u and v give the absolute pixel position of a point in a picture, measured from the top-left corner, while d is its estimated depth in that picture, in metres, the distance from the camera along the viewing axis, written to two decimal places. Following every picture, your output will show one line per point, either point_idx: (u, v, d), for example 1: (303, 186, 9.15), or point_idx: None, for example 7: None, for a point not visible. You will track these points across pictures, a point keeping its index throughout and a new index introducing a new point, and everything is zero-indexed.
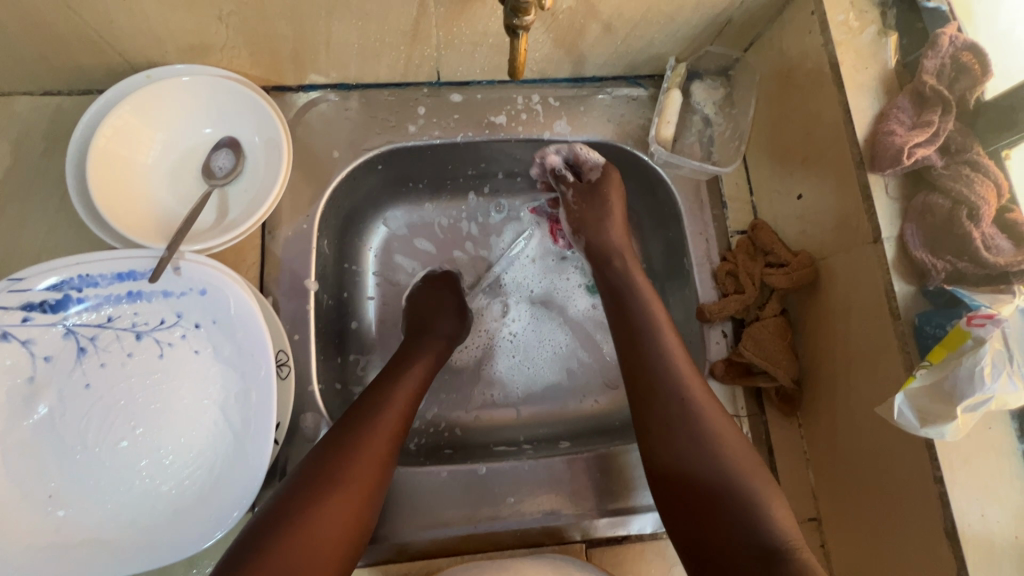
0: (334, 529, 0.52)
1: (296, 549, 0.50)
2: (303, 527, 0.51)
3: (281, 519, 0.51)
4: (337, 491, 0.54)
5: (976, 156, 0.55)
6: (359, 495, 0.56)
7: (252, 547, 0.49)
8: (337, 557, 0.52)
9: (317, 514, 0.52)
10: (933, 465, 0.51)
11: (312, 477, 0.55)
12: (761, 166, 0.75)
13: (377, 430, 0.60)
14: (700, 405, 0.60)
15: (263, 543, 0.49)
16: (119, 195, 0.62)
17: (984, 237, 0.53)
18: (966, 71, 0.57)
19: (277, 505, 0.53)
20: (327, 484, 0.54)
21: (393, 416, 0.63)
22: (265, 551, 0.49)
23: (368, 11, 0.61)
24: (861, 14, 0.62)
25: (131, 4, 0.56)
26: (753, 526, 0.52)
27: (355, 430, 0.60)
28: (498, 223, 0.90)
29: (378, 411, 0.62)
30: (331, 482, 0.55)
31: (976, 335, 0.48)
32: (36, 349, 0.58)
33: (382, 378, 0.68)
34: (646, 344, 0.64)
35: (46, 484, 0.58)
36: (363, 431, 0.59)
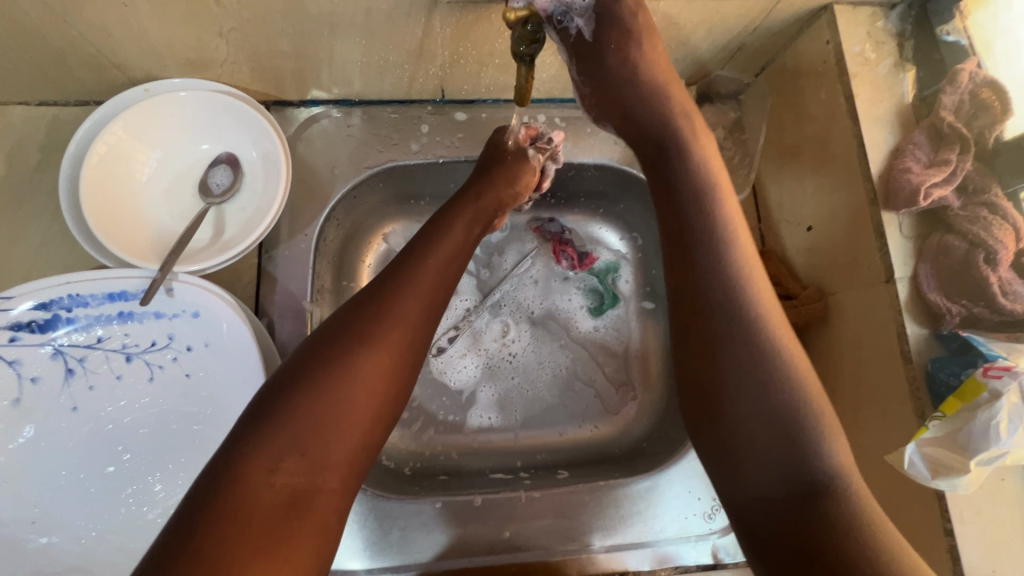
0: (360, 406, 0.45)
1: (316, 424, 0.43)
2: (320, 402, 0.44)
3: (295, 390, 0.44)
4: (363, 364, 0.46)
5: (995, 198, 0.53)
6: (388, 371, 0.47)
7: (264, 418, 0.43)
8: (366, 435, 0.45)
9: (337, 388, 0.44)
10: (943, 519, 0.49)
11: (330, 348, 0.46)
12: (770, 194, 0.73)
13: (414, 285, 0.52)
14: (759, 328, 0.45)
15: (277, 416, 0.42)
16: (114, 212, 0.61)
17: (1001, 283, 0.51)
18: (985, 108, 0.55)
19: (292, 373, 0.45)
20: (348, 357, 0.46)
21: (427, 281, 0.54)
22: (281, 424, 0.42)
23: (373, 29, 0.60)
24: (876, 46, 0.61)
25: (129, 19, 0.54)
26: (800, 464, 0.41)
27: (385, 297, 0.50)
28: (500, 242, 0.87)
29: (411, 278, 0.53)
30: (354, 354, 0.46)
31: (992, 388, 0.47)
32: (23, 370, 0.57)
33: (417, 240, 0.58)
34: (703, 240, 0.49)
35: (31, 509, 0.56)
36: (392, 302, 0.50)
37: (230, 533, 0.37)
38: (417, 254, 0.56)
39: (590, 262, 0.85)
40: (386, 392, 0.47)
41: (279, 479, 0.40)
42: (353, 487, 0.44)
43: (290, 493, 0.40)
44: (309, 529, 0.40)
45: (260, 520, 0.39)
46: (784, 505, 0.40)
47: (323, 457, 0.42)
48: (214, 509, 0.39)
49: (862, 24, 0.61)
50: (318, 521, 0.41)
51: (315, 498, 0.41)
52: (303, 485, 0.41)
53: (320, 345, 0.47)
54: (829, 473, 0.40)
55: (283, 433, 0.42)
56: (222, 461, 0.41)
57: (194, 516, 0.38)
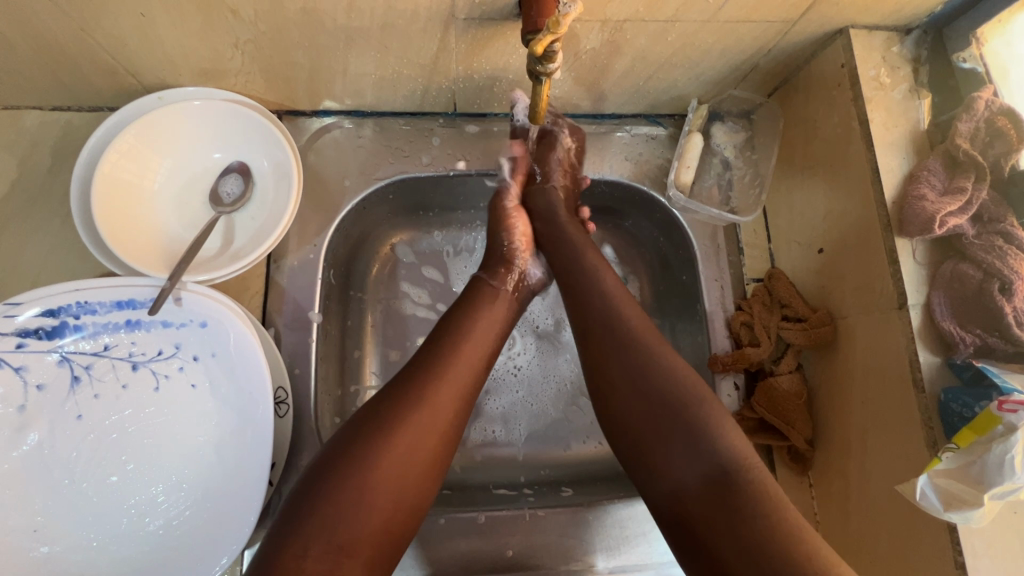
0: (387, 493, 0.47)
1: (346, 513, 0.45)
2: (352, 491, 0.46)
3: (329, 476, 0.47)
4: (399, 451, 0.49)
5: (1010, 227, 0.53)
6: (420, 459, 0.49)
7: (303, 502, 0.46)
8: (393, 522, 0.47)
9: (370, 478, 0.47)
10: (955, 551, 0.49)
11: (364, 435, 0.49)
12: (781, 216, 0.73)
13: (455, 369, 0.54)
14: (650, 378, 0.55)
15: (312, 501, 0.46)
16: (124, 220, 0.61)
17: (1016, 313, 0.51)
18: (1000, 136, 0.55)
19: (334, 458, 0.48)
20: (383, 446, 0.48)
21: (463, 370, 0.55)
22: (314, 508, 0.45)
23: (388, 43, 0.60)
24: (892, 70, 0.61)
25: (146, 28, 0.55)
26: (707, 455, 0.50)
27: (425, 380, 0.53)
28: None
29: (447, 364, 0.55)
30: (386, 442, 0.48)
31: (1007, 421, 0.46)
32: (29, 376, 0.57)
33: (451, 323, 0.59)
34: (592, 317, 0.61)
35: (33, 518, 0.56)
36: (425, 388, 0.52)
37: None
38: (457, 334, 0.58)
39: None
40: (421, 479, 0.49)
41: (308, 564, 0.43)
42: (380, 571, 0.46)
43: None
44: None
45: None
46: (700, 496, 0.48)
47: (349, 543, 0.45)
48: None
49: (877, 49, 0.61)
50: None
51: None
52: (329, 570, 0.43)
53: (357, 430, 0.50)
54: (730, 458, 0.49)
55: (316, 517, 0.45)
56: (266, 542, 0.45)
57: None
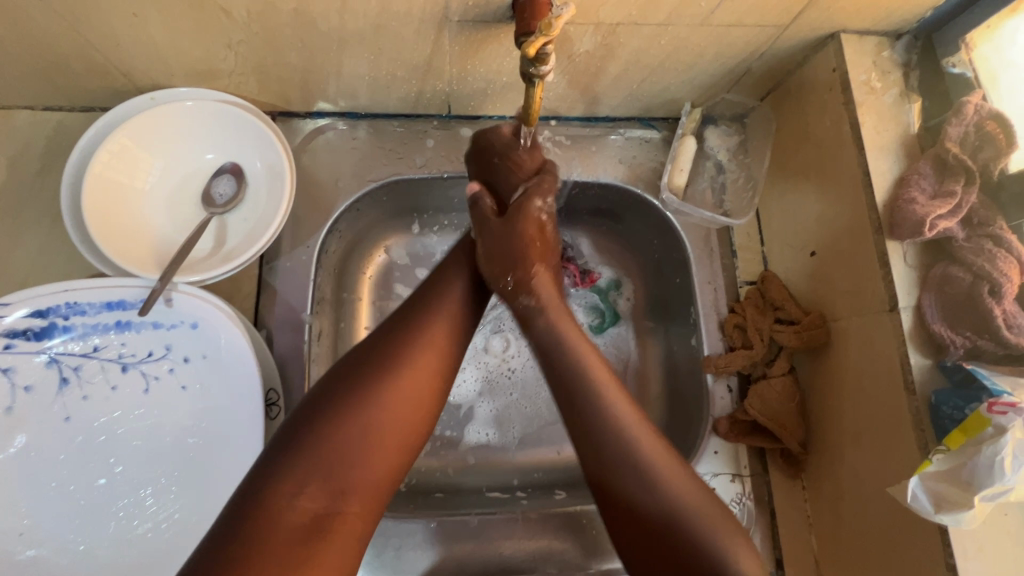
0: (378, 438, 0.48)
1: (337, 455, 0.46)
2: (342, 435, 0.47)
3: (319, 422, 0.47)
4: (387, 393, 0.49)
5: (999, 230, 0.53)
6: (409, 407, 0.50)
7: (292, 446, 0.46)
8: (387, 467, 0.48)
9: (362, 421, 0.48)
10: (945, 553, 0.49)
11: (353, 382, 0.49)
12: (774, 218, 0.73)
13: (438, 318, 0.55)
14: None
15: (302, 444, 0.46)
16: (115, 220, 0.61)
17: (1006, 316, 0.51)
18: (990, 140, 0.55)
19: (320, 401, 0.48)
20: (371, 388, 0.49)
21: (447, 318, 0.56)
22: (305, 452, 0.45)
23: (382, 45, 0.60)
24: (882, 75, 0.62)
25: (139, 28, 0.54)
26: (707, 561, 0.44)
27: (410, 329, 0.54)
28: None
29: (433, 316, 0.55)
30: (376, 390, 0.49)
31: (997, 423, 0.47)
32: (17, 378, 0.56)
33: (435, 280, 0.60)
34: (558, 367, 0.54)
35: (19, 520, 0.55)
36: (413, 340, 0.53)
37: (251, 551, 0.41)
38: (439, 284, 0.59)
39: (592, 280, 0.83)
40: (408, 425, 0.50)
41: (300, 501, 0.44)
42: (374, 513, 0.47)
43: (311, 516, 0.44)
44: (325, 553, 0.43)
45: (285, 537, 0.42)
46: None
47: (344, 484, 0.46)
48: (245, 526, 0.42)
49: (868, 53, 0.62)
50: (337, 542, 0.44)
51: (335, 521, 0.45)
52: (323, 509, 0.44)
53: (346, 376, 0.50)
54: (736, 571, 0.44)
55: (308, 459, 0.45)
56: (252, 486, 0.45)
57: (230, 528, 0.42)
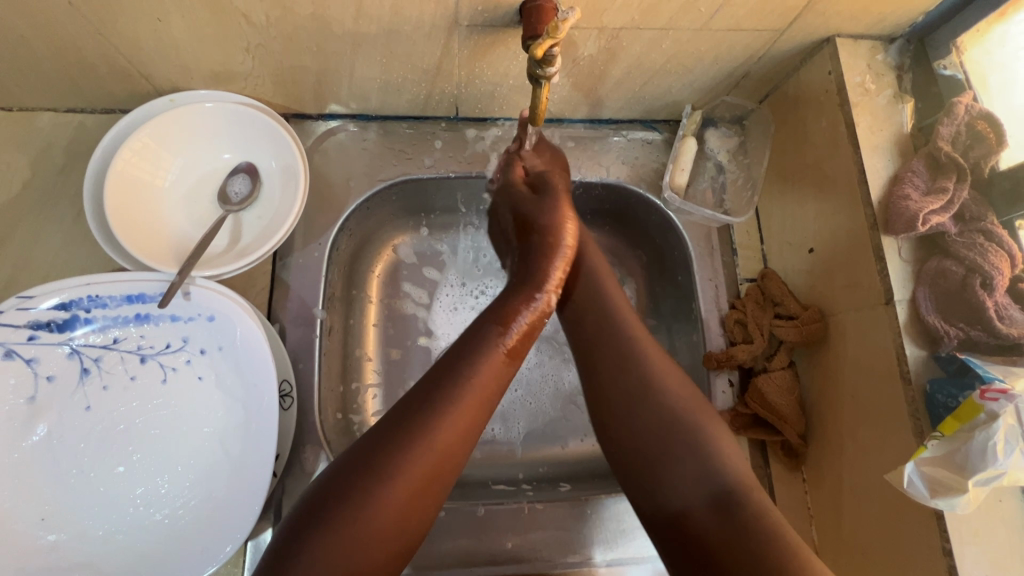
0: (394, 517, 0.46)
1: (350, 537, 0.44)
2: (358, 515, 0.45)
3: (338, 499, 0.45)
4: (400, 486, 0.47)
5: (990, 225, 0.55)
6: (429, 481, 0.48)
7: (311, 523, 0.45)
8: (400, 543, 0.47)
9: (378, 502, 0.46)
10: (942, 538, 0.50)
11: (375, 458, 0.47)
12: (773, 216, 0.75)
13: (470, 391, 0.51)
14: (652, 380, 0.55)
15: (309, 538, 0.44)
16: (135, 217, 0.63)
17: (998, 308, 0.53)
18: (980, 139, 0.58)
19: (334, 493, 0.46)
20: (384, 481, 0.46)
21: (479, 394, 0.52)
22: (322, 530, 0.44)
23: (394, 49, 0.62)
24: (876, 77, 0.64)
25: (161, 32, 0.57)
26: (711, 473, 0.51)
27: (438, 406, 0.50)
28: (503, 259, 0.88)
29: (467, 386, 0.52)
30: (397, 466, 0.47)
31: (989, 409, 0.48)
32: (40, 368, 0.58)
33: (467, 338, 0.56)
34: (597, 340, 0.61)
35: (40, 507, 0.57)
36: (442, 409, 0.50)
37: None
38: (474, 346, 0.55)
39: None
40: (418, 513, 0.48)
41: None
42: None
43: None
44: None
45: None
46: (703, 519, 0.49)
47: (354, 567, 0.44)
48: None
49: (862, 57, 0.64)
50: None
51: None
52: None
53: (370, 449, 0.48)
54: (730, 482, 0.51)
55: (322, 540, 0.44)
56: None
57: None
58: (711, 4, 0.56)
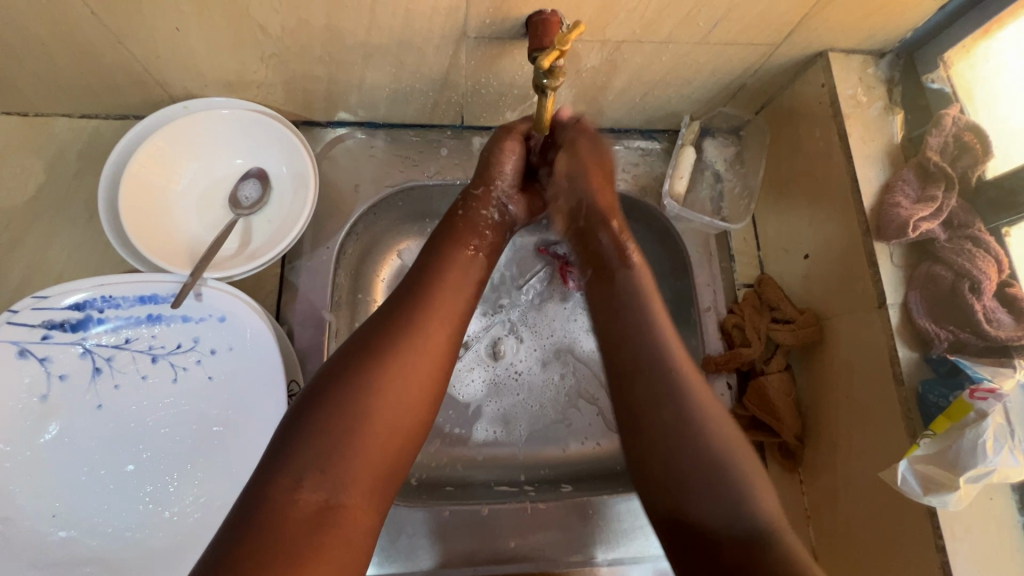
0: (387, 415, 0.47)
1: (337, 440, 0.45)
2: (344, 419, 0.46)
3: (322, 405, 0.46)
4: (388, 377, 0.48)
5: (978, 232, 0.57)
6: (407, 388, 0.49)
7: (295, 433, 0.45)
8: (389, 456, 0.47)
9: (361, 406, 0.46)
10: (935, 534, 0.52)
11: (352, 367, 0.48)
12: (769, 224, 0.77)
13: (444, 295, 0.55)
14: None
15: (305, 430, 0.45)
16: (149, 220, 0.64)
17: (986, 311, 0.55)
18: (967, 149, 0.60)
19: (321, 388, 0.47)
20: (371, 372, 0.48)
21: (450, 296, 0.56)
22: (307, 439, 0.44)
23: (403, 59, 0.64)
24: (867, 90, 0.67)
25: (180, 42, 0.59)
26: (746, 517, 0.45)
27: (414, 308, 0.53)
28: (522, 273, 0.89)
29: (440, 291, 0.55)
30: (379, 371, 0.48)
31: (979, 408, 0.50)
32: (52, 367, 0.59)
33: (430, 259, 0.58)
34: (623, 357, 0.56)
35: (52, 503, 0.58)
36: (413, 322, 0.52)
37: (263, 545, 0.40)
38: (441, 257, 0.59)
39: None
40: (412, 408, 0.49)
41: (304, 494, 0.42)
42: (382, 504, 0.46)
43: (315, 507, 0.42)
44: (334, 544, 0.42)
45: (289, 534, 0.41)
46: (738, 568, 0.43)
47: (346, 475, 0.44)
48: (253, 517, 0.41)
49: (854, 71, 0.67)
50: (343, 535, 0.43)
51: (342, 512, 0.43)
52: (328, 501, 0.43)
53: (347, 360, 0.49)
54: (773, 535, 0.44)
55: (308, 448, 0.44)
56: (254, 481, 0.43)
57: (236, 528, 0.41)
58: (709, 19, 0.58)
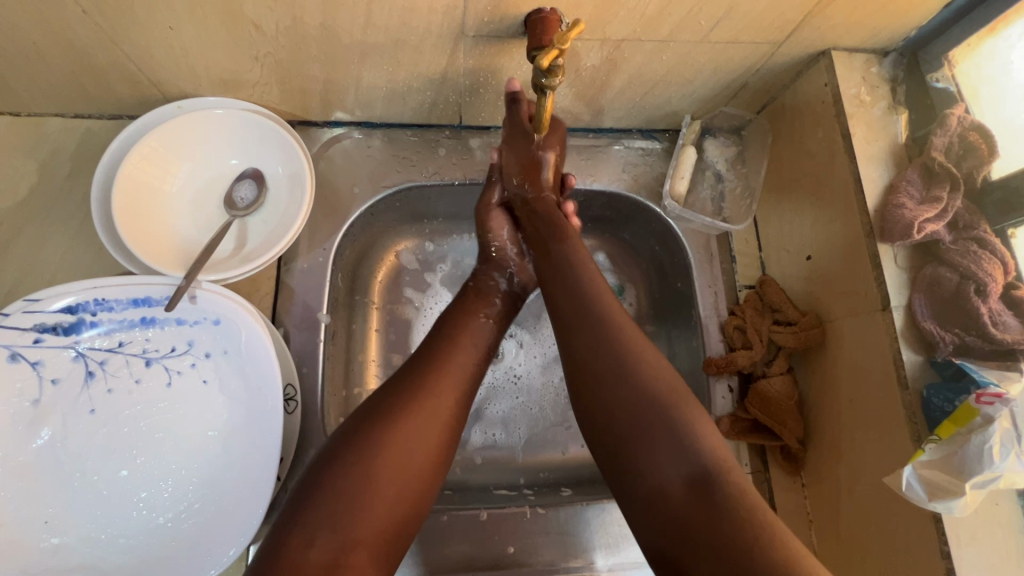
0: (398, 479, 0.48)
1: (349, 500, 0.46)
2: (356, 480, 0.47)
3: (336, 466, 0.47)
4: (399, 439, 0.49)
5: (984, 233, 0.57)
6: (418, 450, 0.50)
7: (308, 495, 0.46)
8: (397, 516, 0.48)
9: (373, 468, 0.47)
10: (940, 541, 0.51)
11: (366, 429, 0.50)
12: (770, 224, 0.76)
13: (456, 358, 0.57)
14: None
15: (317, 495, 0.46)
16: (142, 222, 0.63)
17: (991, 314, 0.54)
18: (973, 149, 0.59)
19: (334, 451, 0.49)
20: (382, 434, 0.49)
21: (461, 361, 0.58)
22: (321, 500, 0.46)
23: (400, 58, 0.63)
24: (871, 90, 0.66)
25: (173, 40, 0.58)
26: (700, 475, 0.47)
27: (427, 372, 0.55)
28: None
29: (453, 354, 0.58)
30: (390, 433, 0.49)
31: (985, 413, 0.50)
32: (44, 371, 0.58)
33: (443, 328, 0.61)
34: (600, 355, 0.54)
35: (44, 509, 0.57)
36: (427, 385, 0.53)
37: None
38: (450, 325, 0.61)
39: None
40: (422, 472, 0.50)
41: (313, 553, 0.43)
42: (385, 565, 0.46)
43: (323, 566, 0.43)
44: None
45: None
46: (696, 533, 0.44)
47: (354, 533, 0.45)
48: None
49: (857, 70, 0.66)
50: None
51: (348, 572, 0.43)
52: (335, 558, 0.43)
53: (361, 422, 0.51)
54: None
55: (320, 509, 0.45)
56: (268, 543, 0.44)
57: None
58: (711, 17, 0.58)
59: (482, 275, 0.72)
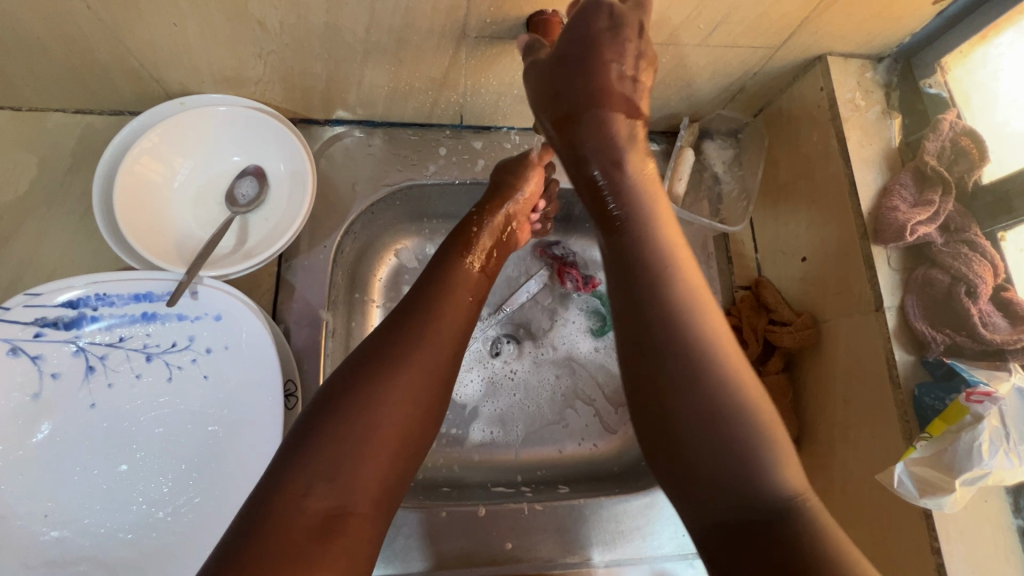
0: (395, 424, 0.47)
1: (345, 450, 0.44)
2: (352, 431, 0.45)
3: (331, 417, 0.46)
4: (396, 386, 0.48)
5: (974, 236, 0.58)
6: (417, 400, 0.49)
7: (302, 444, 0.45)
8: (396, 464, 0.47)
9: (370, 418, 0.46)
10: (931, 536, 0.52)
11: (363, 380, 0.48)
12: (766, 227, 0.77)
13: (454, 304, 0.57)
14: None
15: (309, 441, 0.45)
16: (144, 217, 0.64)
17: (981, 315, 0.55)
18: (964, 154, 0.60)
19: (330, 394, 0.48)
20: (377, 380, 0.48)
21: (456, 308, 0.57)
22: (321, 446, 0.44)
23: (403, 57, 0.64)
24: (866, 94, 0.67)
25: (177, 37, 0.58)
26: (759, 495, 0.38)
27: (419, 319, 0.53)
28: (518, 279, 0.88)
29: (448, 298, 0.57)
30: (385, 379, 0.48)
31: (975, 411, 0.51)
32: (44, 365, 0.58)
33: (439, 272, 0.60)
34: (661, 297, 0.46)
35: (44, 503, 0.57)
36: (421, 331, 0.52)
37: (270, 551, 0.39)
38: (447, 272, 0.60)
39: (594, 285, 0.87)
40: (419, 418, 0.49)
41: (310, 503, 0.42)
42: (386, 516, 0.46)
43: (321, 516, 0.42)
44: (340, 549, 0.42)
45: (294, 542, 0.40)
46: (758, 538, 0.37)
47: (354, 484, 0.44)
48: (255, 531, 0.41)
49: (852, 74, 0.67)
50: (347, 548, 0.42)
51: (346, 523, 0.43)
52: (333, 508, 0.43)
53: (355, 370, 0.49)
54: None
55: (319, 457, 0.44)
56: (260, 491, 0.43)
57: (243, 534, 0.41)
58: (709, 21, 0.59)
59: (488, 224, 0.68)
